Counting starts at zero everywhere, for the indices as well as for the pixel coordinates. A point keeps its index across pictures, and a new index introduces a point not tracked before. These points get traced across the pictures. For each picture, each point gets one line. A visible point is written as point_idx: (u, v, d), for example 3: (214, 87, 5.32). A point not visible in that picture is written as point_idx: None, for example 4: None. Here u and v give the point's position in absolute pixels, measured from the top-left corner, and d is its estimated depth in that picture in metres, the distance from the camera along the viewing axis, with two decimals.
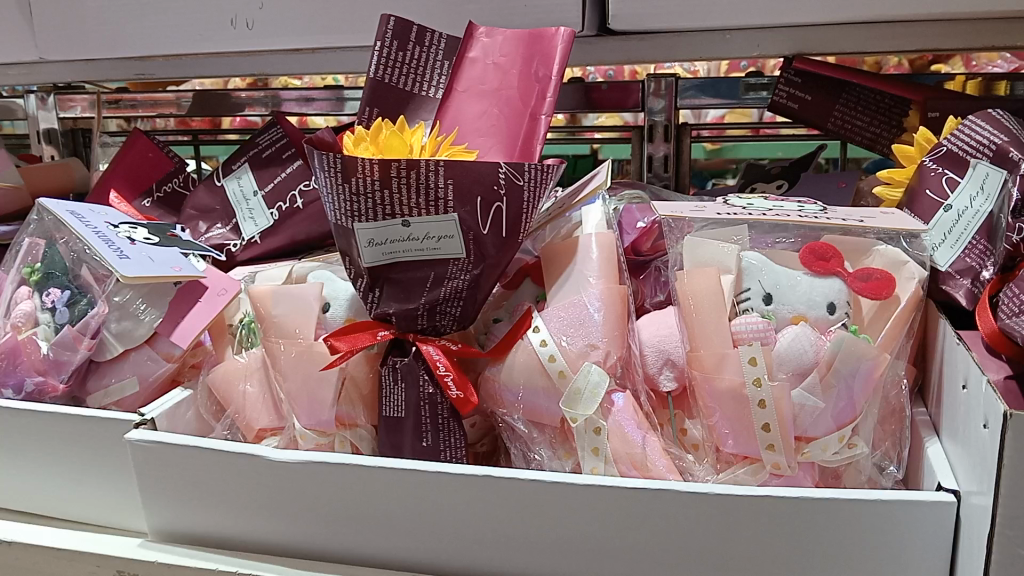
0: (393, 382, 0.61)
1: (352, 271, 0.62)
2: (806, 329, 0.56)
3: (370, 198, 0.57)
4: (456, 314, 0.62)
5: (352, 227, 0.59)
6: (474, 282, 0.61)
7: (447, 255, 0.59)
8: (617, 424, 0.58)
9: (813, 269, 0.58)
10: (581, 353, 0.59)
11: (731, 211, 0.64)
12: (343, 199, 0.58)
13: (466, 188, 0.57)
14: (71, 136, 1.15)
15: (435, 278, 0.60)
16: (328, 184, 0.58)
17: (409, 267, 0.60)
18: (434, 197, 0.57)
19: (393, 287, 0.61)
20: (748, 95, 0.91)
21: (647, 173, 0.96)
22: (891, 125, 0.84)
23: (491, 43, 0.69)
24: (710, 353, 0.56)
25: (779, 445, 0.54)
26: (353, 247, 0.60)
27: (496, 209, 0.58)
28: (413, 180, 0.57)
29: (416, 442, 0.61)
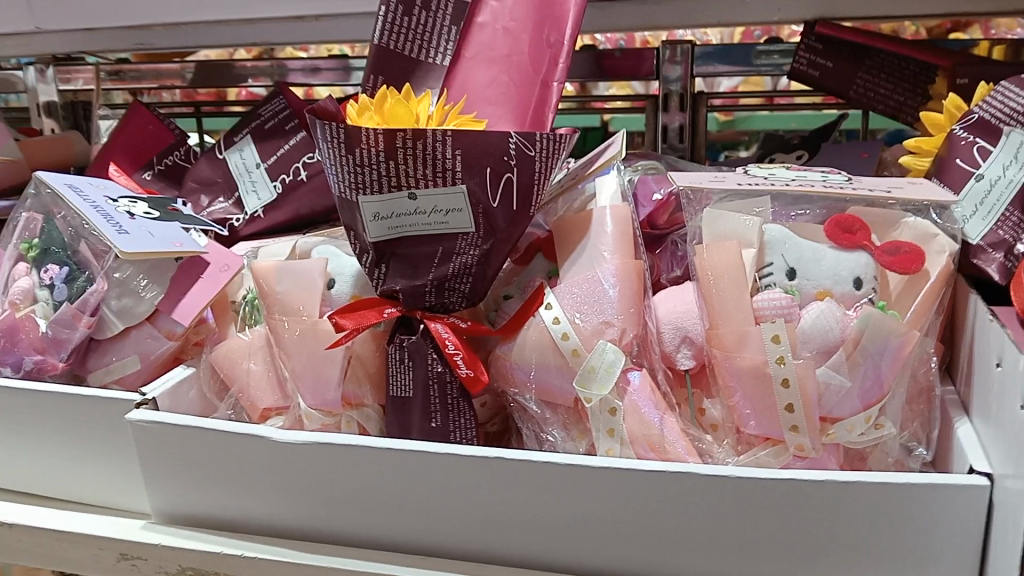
0: (400, 362, 0.59)
1: (356, 245, 0.60)
2: (831, 305, 0.53)
3: (375, 170, 0.55)
4: (463, 289, 0.59)
5: (356, 200, 0.56)
6: (484, 257, 0.58)
7: (456, 229, 0.57)
8: (633, 404, 0.55)
9: (838, 242, 0.56)
10: (595, 331, 0.56)
11: (752, 180, 0.61)
12: (345, 170, 0.55)
13: (475, 159, 0.55)
14: (71, 109, 1.13)
15: (442, 252, 0.58)
16: (330, 155, 0.56)
17: (415, 242, 0.58)
18: (440, 169, 0.55)
19: (399, 262, 0.59)
20: (761, 61, 0.89)
21: (660, 144, 0.93)
22: (915, 92, 0.81)
23: (501, 8, 0.68)
24: (731, 331, 0.54)
25: (803, 427, 0.52)
26: (357, 221, 0.58)
27: (507, 180, 0.56)
28: (420, 151, 0.54)
29: (425, 422, 0.59)
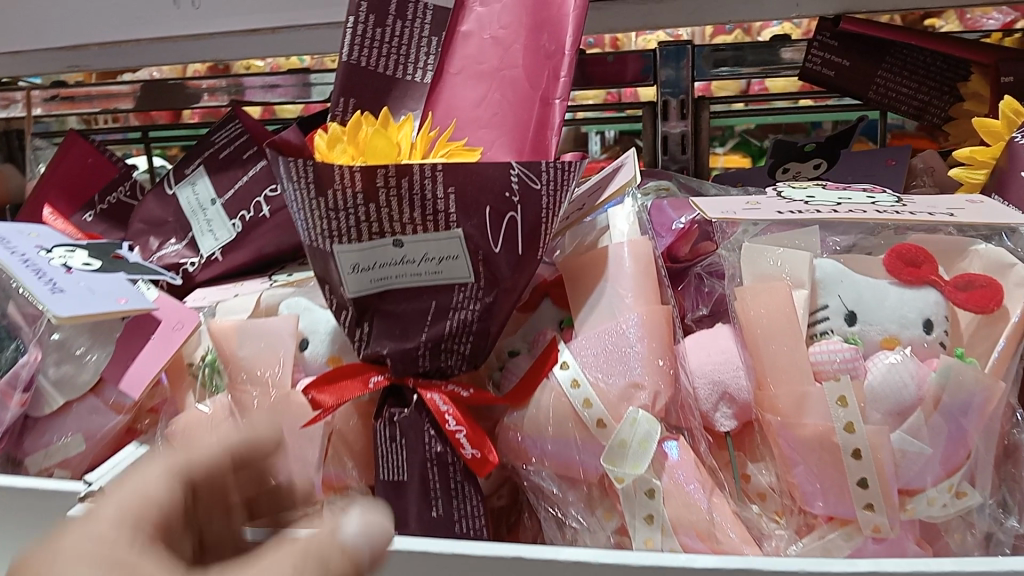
0: (390, 440, 0.50)
1: (333, 302, 0.51)
2: (904, 355, 0.45)
3: (352, 215, 0.46)
4: (461, 350, 0.50)
5: (331, 250, 0.47)
6: (484, 313, 0.49)
7: (450, 279, 0.48)
8: (674, 482, 0.46)
9: (901, 277, 0.48)
10: (622, 395, 0.48)
11: (791, 206, 0.53)
12: (318, 217, 0.47)
13: (472, 197, 0.46)
14: (5, 139, 1.02)
15: (436, 308, 0.48)
16: (299, 199, 0.47)
17: (404, 297, 0.49)
18: (430, 210, 0.46)
19: (384, 321, 0.49)
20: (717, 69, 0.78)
21: (660, 156, 0.83)
22: (942, 91, 0.75)
23: (487, 14, 0.59)
24: (787, 393, 0.45)
25: (880, 503, 0.43)
26: (334, 275, 0.49)
27: (509, 221, 0.47)
28: (405, 191, 0.45)
29: (424, 511, 0.49)
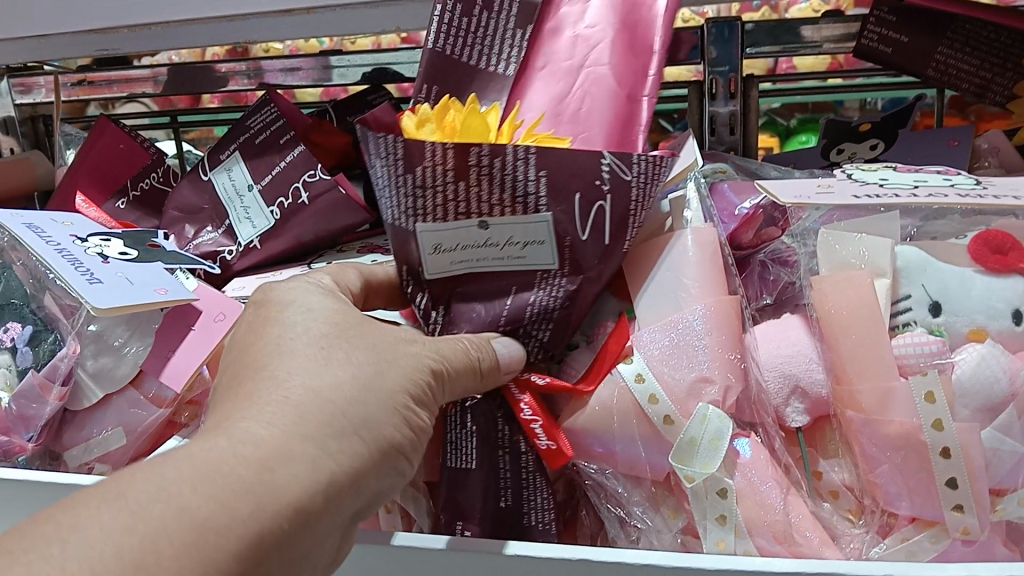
0: (461, 426, 0.49)
1: (408, 283, 0.49)
2: (992, 348, 0.43)
3: (438, 193, 0.44)
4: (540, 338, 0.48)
5: (413, 229, 0.46)
6: (570, 301, 0.46)
7: (536, 265, 0.46)
8: (747, 483, 0.44)
9: (988, 265, 0.45)
10: (691, 391, 0.45)
11: (867, 190, 0.50)
12: (403, 192, 0.45)
13: (560, 182, 0.44)
14: (31, 125, 1.00)
15: (516, 292, 0.47)
16: (384, 173, 0.45)
17: (484, 280, 0.47)
18: (519, 193, 0.44)
19: (463, 303, 0.48)
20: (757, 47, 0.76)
21: (708, 137, 0.80)
22: (1006, 67, 0.72)
23: (574, 12, 0.61)
24: (871, 390, 0.43)
25: (970, 505, 0.41)
26: (413, 254, 0.47)
27: (598, 209, 0.44)
28: (497, 171, 0.43)
29: (492, 501, 0.49)
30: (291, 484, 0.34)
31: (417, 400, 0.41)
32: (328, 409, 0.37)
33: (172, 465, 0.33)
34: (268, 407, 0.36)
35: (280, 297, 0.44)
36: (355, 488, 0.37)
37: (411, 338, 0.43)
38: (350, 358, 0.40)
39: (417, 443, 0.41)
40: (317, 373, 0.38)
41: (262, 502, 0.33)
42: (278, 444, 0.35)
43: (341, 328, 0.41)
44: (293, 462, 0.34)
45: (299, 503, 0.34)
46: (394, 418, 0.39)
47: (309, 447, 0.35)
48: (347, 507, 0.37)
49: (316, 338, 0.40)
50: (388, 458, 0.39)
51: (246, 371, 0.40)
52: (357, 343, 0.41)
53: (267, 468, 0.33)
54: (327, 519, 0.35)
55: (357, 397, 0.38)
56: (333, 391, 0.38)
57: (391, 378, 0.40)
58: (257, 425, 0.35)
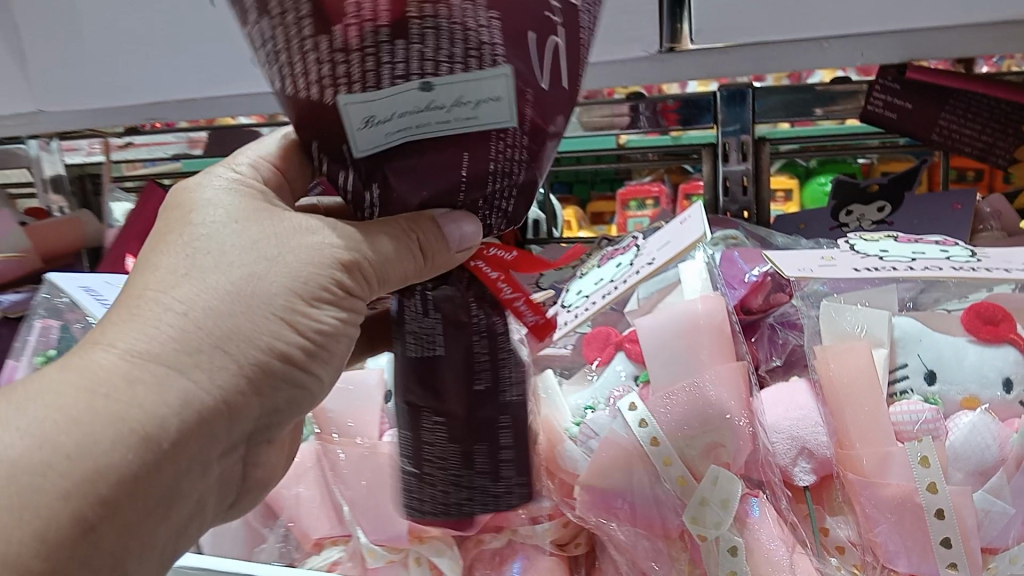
0: (421, 315, 0.47)
1: (319, 153, 0.40)
2: (984, 415, 0.46)
3: (371, 54, 0.34)
4: (495, 196, 0.41)
5: (337, 100, 0.36)
6: (528, 155, 0.39)
7: (489, 126, 0.37)
8: (757, 541, 0.47)
9: (979, 335, 0.49)
10: (704, 453, 0.48)
11: (868, 262, 0.53)
12: (308, 57, 0.35)
13: (517, 24, 0.34)
14: (80, 183, 1.06)
15: (467, 161, 0.38)
16: (282, 39, 0.35)
17: (425, 159, 0.38)
18: (463, 54, 0.34)
19: (401, 177, 0.39)
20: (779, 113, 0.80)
21: (722, 199, 0.85)
22: (1006, 133, 0.75)
23: None
24: (871, 453, 0.46)
25: (964, 563, 0.44)
26: (339, 126, 0.37)
27: (553, 47, 0.36)
28: (443, 21, 0.33)
29: (468, 384, 0.47)
30: (134, 408, 0.33)
31: (312, 300, 0.38)
32: (176, 328, 0.35)
33: (17, 403, 0.33)
34: (124, 329, 0.35)
35: (181, 195, 0.41)
36: (227, 407, 0.36)
37: (314, 227, 0.40)
38: (224, 261, 0.37)
39: (323, 342, 0.40)
40: (181, 285, 0.36)
41: (103, 434, 0.32)
42: (122, 373, 0.34)
43: (229, 223, 0.39)
44: (142, 391, 0.33)
45: (150, 431, 0.33)
46: (275, 327, 0.37)
47: (159, 371, 0.34)
48: (226, 429, 0.36)
49: (196, 238, 0.38)
50: (272, 369, 0.37)
51: (132, 274, 0.38)
52: (239, 238, 0.38)
53: (108, 397, 0.33)
54: (199, 441, 0.35)
55: (223, 308, 0.36)
56: (196, 302, 0.36)
57: (273, 276, 0.37)
58: (105, 351, 0.34)
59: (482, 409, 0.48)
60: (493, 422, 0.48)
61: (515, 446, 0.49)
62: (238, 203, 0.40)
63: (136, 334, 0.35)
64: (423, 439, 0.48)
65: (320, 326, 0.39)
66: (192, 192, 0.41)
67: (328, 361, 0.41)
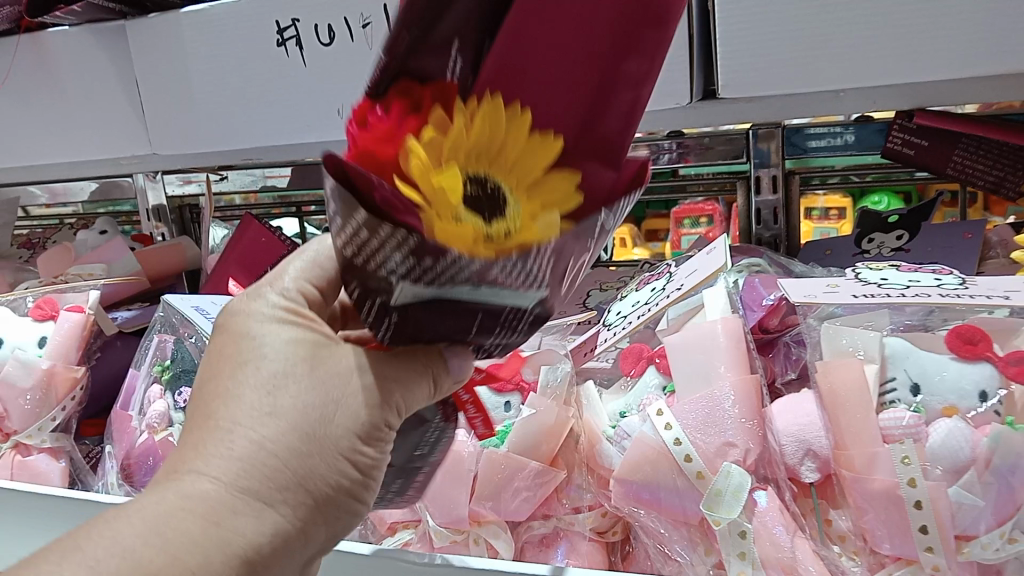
0: None
1: (363, 300, 0.39)
2: (959, 422, 0.54)
3: (440, 274, 0.34)
4: (500, 348, 0.45)
5: (390, 280, 0.36)
6: (530, 328, 0.42)
7: (516, 309, 0.39)
8: (763, 526, 0.55)
9: (960, 353, 0.57)
10: (718, 452, 0.57)
11: (867, 288, 0.62)
12: (373, 238, 0.34)
13: (565, 247, 0.38)
14: (179, 212, 1.18)
15: (480, 326, 0.40)
16: (365, 237, 0.35)
17: (450, 321, 0.39)
18: (513, 273, 0.36)
19: (432, 332, 0.40)
20: (813, 145, 0.88)
21: (755, 227, 0.94)
22: (1015, 168, 0.82)
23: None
24: (860, 452, 0.55)
25: (938, 546, 0.52)
26: (376, 284, 0.37)
27: (580, 261, 0.42)
28: (522, 271, 0.36)
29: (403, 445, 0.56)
30: (239, 537, 0.39)
31: (366, 438, 0.43)
32: (270, 468, 0.40)
33: (127, 518, 0.38)
34: (214, 458, 0.39)
35: (238, 324, 0.44)
36: (299, 531, 0.41)
37: (363, 365, 0.43)
38: (294, 403, 0.41)
39: (371, 471, 0.44)
40: (261, 425, 0.40)
41: (209, 557, 0.38)
42: (221, 500, 0.39)
43: (295, 364, 0.42)
44: (236, 519, 0.39)
45: (245, 553, 0.39)
46: (338, 463, 0.42)
47: (251, 501, 0.39)
48: (297, 550, 0.41)
49: (267, 375, 0.42)
50: (332, 500, 0.42)
51: (212, 404, 0.42)
52: (307, 379, 0.42)
53: (214, 521, 0.38)
54: (281, 560, 0.41)
55: (299, 448, 0.40)
56: (276, 444, 0.40)
57: (339, 420, 0.42)
58: (205, 479, 0.39)
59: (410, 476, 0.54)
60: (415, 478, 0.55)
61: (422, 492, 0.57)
62: (305, 338, 0.43)
63: (229, 472, 0.39)
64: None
65: (371, 459, 0.44)
66: (251, 325, 0.44)
67: (376, 485, 0.45)
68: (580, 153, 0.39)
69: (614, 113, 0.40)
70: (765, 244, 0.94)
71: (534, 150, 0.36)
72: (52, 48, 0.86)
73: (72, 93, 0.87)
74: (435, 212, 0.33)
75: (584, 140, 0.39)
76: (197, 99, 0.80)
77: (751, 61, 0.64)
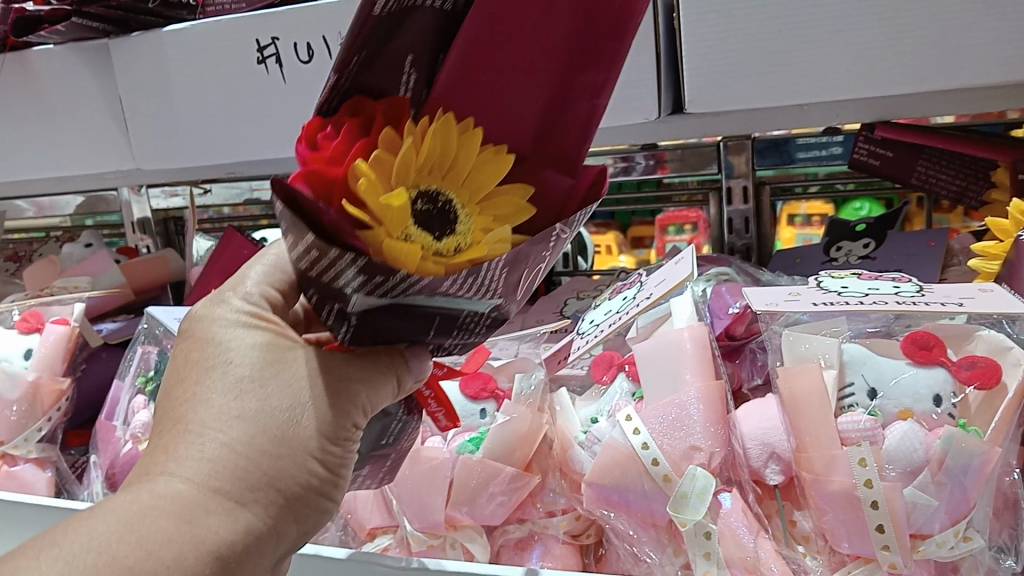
0: None
1: (320, 305, 0.42)
2: (914, 425, 0.56)
3: (397, 286, 0.39)
4: (460, 348, 0.49)
5: (346, 293, 0.39)
6: (491, 326, 0.47)
7: (470, 310, 0.43)
8: (727, 527, 0.57)
9: (916, 359, 0.59)
10: (684, 456, 0.59)
11: (827, 296, 0.64)
12: (324, 264, 0.39)
13: (517, 258, 0.42)
14: (163, 225, 1.20)
15: (440, 326, 0.44)
16: (316, 258, 0.39)
17: (407, 322, 0.43)
18: (463, 285, 0.40)
19: (386, 336, 0.44)
20: (802, 155, 0.91)
21: (727, 236, 0.96)
22: (977, 178, 0.85)
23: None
24: (820, 455, 0.57)
25: (895, 545, 0.54)
26: (335, 295, 0.40)
27: (536, 270, 0.45)
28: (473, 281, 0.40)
29: (377, 441, 0.57)
30: (212, 536, 0.41)
31: (333, 439, 0.46)
32: (241, 468, 0.42)
33: (102, 518, 0.41)
34: (184, 460, 0.42)
35: (204, 328, 0.47)
36: (270, 530, 0.44)
37: (329, 368, 0.46)
38: (263, 407, 0.44)
39: (341, 472, 0.47)
40: (231, 428, 0.43)
41: (184, 553, 0.40)
42: (193, 500, 0.41)
43: (262, 370, 0.45)
44: (209, 519, 0.41)
45: (218, 549, 0.41)
46: (306, 463, 0.44)
47: (223, 501, 0.42)
48: (270, 547, 0.44)
49: (235, 381, 0.45)
50: (302, 499, 0.45)
51: (183, 410, 0.45)
52: (275, 384, 0.45)
53: (188, 521, 0.41)
54: (255, 557, 0.43)
55: (268, 449, 0.43)
56: (246, 445, 0.43)
57: (307, 423, 0.45)
58: (177, 480, 0.42)
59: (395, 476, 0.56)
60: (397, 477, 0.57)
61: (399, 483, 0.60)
62: (270, 344, 0.46)
63: (202, 473, 0.42)
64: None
65: (338, 460, 0.46)
66: (217, 332, 0.47)
67: (345, 484, 0.48)
68: (538, 157, 0.45)
69: (572, 123, 0.45)
70: (738, 253, 0.96)
71: (485, 164, 0.42)
72: (35, 66, 0.87)
73: (57, 109, 0.88)
74: (385, 229, 0.37)
75: (542, 146, 0.45)
76: (180, 115, 0.82)
77: (716, 77, 0.66)
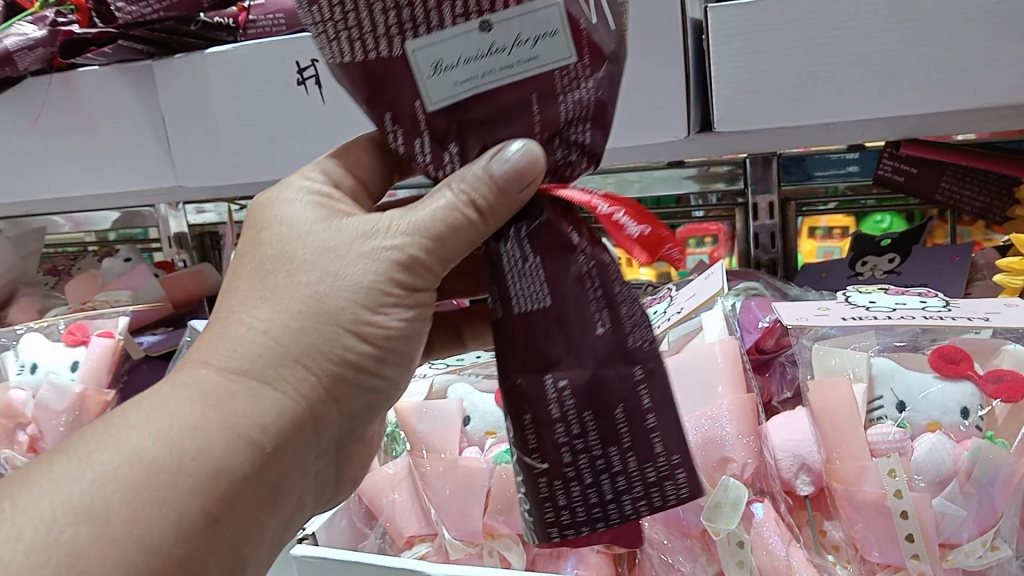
0: (523, 258, 0.42)
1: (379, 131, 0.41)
2: (942, 436, 0.58)
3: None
4: (581, 151, 0.43)
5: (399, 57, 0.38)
6: (604, 85, 0.41)
7: (552, 63, 0.39)
8: (759, 536, 0.59)
9: (943, 373, 0.62)
10: (717, 467, 0.60)
11: (856, 312, 0.67)
12: (354, 14, 0.38)
13: None
14: (200, 240, 1.23)
15: (537, 94, 0.40)
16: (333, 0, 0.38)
17: (500, 97, 0.40)
18: None
19: (481, 134, 0.41)
20: (821, 173, 0.93)
21: (752, 249, 0.98)
22: (1002, 195, 0.86)
23: None
24: (850, 466, 0.58)
25: (925, 554, 0.54)
26: (400, 86, 0.39)
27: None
28: None
29: (590, 331, 0.43)
30: (241, 417, 0.41)
31: (376, 306, 0.43)
32: (264, 346, 0.42)
33: (135, 411, 0.42)
34: (218, 348, 0.43)
35: (265, 205, 0.47)
36: (309, 410, 0.43)
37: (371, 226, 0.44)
38: (292, 281, 0.43)
39: (393, 346, 0.45)
40: (259, 307, 0.43)
41: (211, 438, 0.40)
42: (216, 384, 0.42)
43: (298, 239, 0.44)
44: (238, 401, 0.42)
45: (250, 433, 0.41)
46: (342, 336, 0.43)
47: (249, 382, 0.42)
48: (307, 430, 0.44)
49: (271, 259, 0.44)
50: (342, 376, 0.44)
51: (224, 303, 0.45)
52: (309, 253, 0.44)
53: (214, 405, 0.41)
54: (294, 443, 0.43)
55: (298, 323, 0.42)
56: (273, 324, 0.43)
57: (342, 289, 0.43)
58: (206, 368, 0.42)
59: (614, 360, 0.43)
60: (629, 376, 0.43)
61: (671, 435, 0.44)
62: (311, 218, 0.45)
63: (229, 359, 0.42)
64: (554, 419, 0.43)
65: (392, 331, 0.44)
66: (278, 203, 0.47)
67: (400, 366, 0.47)
68: None
69: None
70: (763, 267, 0.98)
71: None
72: (80, 87, 0.90)
73: (100, 128, 0.92)
74: None
75: None
76: (220, 135, 0.85)
77: (743, 99, 0.67)
